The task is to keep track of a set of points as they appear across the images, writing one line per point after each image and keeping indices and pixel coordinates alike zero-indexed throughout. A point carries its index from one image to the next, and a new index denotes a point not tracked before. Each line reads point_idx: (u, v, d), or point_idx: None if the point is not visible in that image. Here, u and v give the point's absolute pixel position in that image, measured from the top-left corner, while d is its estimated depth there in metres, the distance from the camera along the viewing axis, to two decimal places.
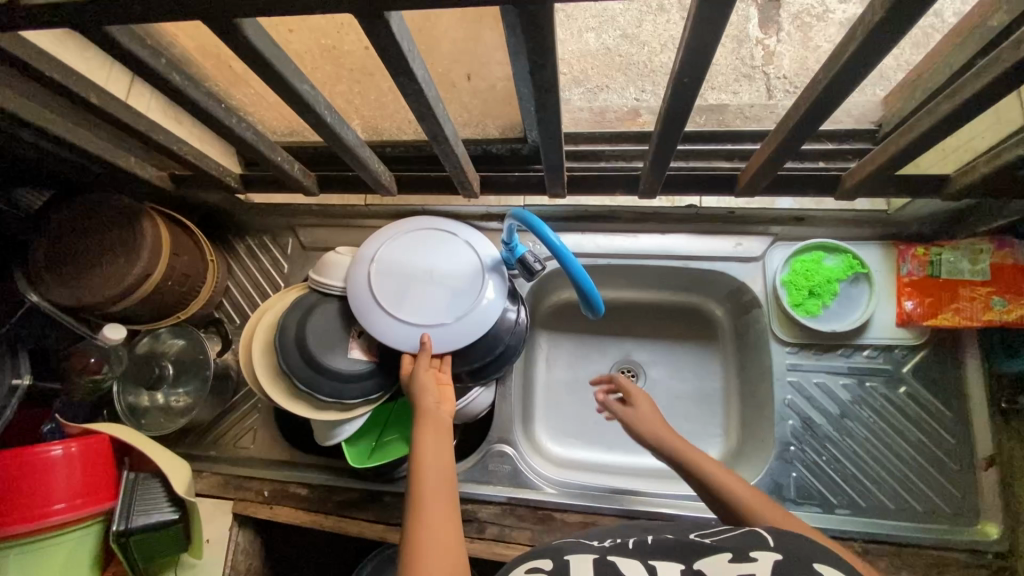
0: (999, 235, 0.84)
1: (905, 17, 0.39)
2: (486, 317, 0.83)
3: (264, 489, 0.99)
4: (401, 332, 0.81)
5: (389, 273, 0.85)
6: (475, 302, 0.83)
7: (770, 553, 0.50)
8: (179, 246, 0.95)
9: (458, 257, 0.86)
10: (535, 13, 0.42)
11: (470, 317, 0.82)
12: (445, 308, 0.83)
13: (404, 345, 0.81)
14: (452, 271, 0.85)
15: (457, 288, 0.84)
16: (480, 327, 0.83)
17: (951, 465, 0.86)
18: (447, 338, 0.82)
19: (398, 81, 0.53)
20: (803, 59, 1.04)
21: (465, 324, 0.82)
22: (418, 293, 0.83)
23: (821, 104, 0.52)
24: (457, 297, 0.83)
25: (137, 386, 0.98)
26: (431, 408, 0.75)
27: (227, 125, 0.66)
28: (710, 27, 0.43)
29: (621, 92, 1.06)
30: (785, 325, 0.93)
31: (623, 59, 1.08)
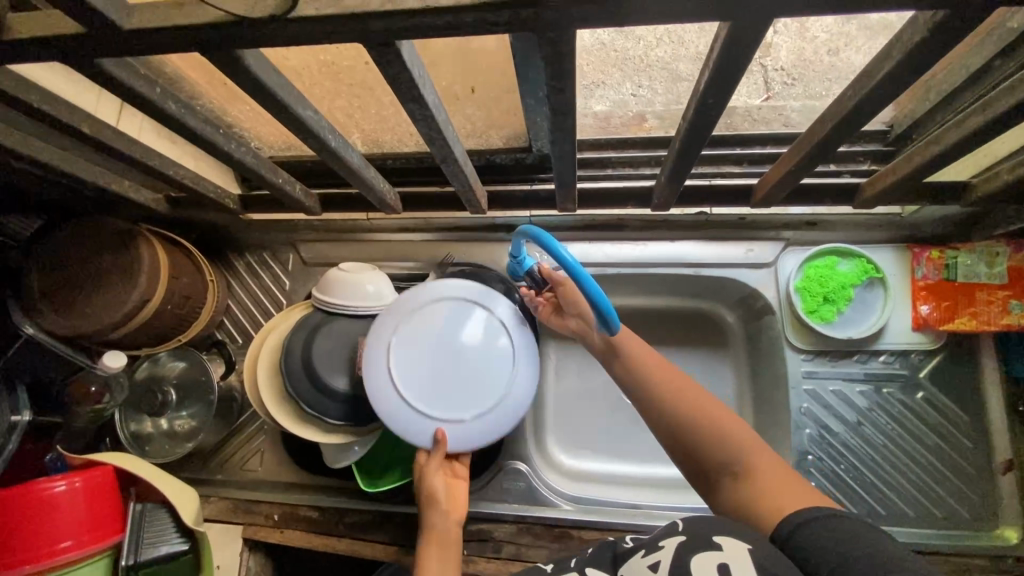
0: (1013, 237, 0.83)
1: (950, 38, 0.37)
2: (506, 419, 0.79)
3: (274, 512, 0.97)
4: (416, 426, 0.78)
5: (413, 345, 0.80)
6: (498, 402, 0.79)
7: (675, 538, 0.49)
8: (178, 268, 0.93)
9: (491, 342, 0.81)
10: (559, 40, 0.40)
11: (490, 417, 0.79)
12: (466, 405, 0.79)
13: (414, 436, 0.77)
14: (480, 359, 0.80)
15: (482, 382, 0.79)
16: (498, 429, 0.79)
17: (971, 470, 0.86)
18: (461, 437, 0.78)
19: (408, 107, 0.50)
20: (801, 49, 0.94)
21: (484, 425, 0.78)
22: (438, 377, 0.79)
23: (851, 119, 0.50)
24: (481, 392, 0.79)
25: (139, 413, 0.96)
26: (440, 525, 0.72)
27: (226, 151, 0.63)
28: (742, 50, 0.41)
29: (618, 87, 0.98)
30: (799, 332, 0.92)
31: (619, 54, 0.97)
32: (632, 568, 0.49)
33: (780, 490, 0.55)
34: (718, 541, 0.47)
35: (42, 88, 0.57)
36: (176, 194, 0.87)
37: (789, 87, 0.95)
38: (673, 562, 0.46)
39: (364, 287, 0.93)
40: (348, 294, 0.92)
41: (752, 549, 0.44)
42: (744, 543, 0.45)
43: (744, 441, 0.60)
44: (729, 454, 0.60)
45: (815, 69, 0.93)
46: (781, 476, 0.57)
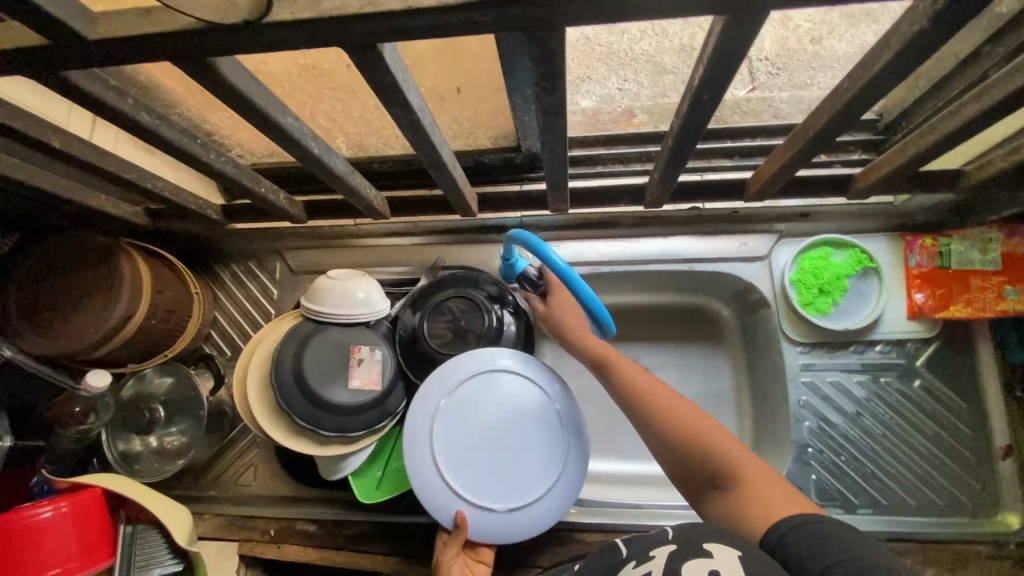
0: (1009, 223, 0.82)
1: (950, 27, 0.37)
2: (534, 521, 0.79)
3: (270, 527, 0.95)
4: (445, 504, 0.78)
5: (462, 416, 0.81)
6: (532, 501, 0.79)
7: (665, 547, 0.47)
8: (161, 282, 0.90)
9: (544, 437, 0.81)
10: (548, 39, 0.38)
11: (519, 516, 0.79)
12: (500, 495, 0.79)
13: (440, 511, 0.78)
14: (527, 451, 0.81)
15: (522, 476, 0.80)
16: (526, 530, 0.79)
17: (970, 457, 0.86)
18: (488, 528, 0.78)
19: (393, 113, 0.48)
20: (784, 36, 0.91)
21: (513, 520, 0.79)
22: (479, 458, 0.80)
23: (848, 110, 0.49)
24: (518, 486, 0.79)
25: (127, 432, 0.93)
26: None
27: (206, 162, 0.61)
28: (738, 45, 0.40)
29: (603, 83, 0.95)
30: (796, 325, 0.92)
31: (603, 48, 0.94)
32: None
33: (767, 497, 0.55)
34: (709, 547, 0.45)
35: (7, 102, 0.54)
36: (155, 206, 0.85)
37: (773, 76, 0.92)
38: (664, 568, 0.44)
39: (354, 294, 0.91)
40: (338, 303, 0.91)
41: (742, 557, 0.44)
42: (735, 550, 0.44)
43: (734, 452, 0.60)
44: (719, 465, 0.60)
45: (798, 56, 0.89)
46: (768, 485, 0.56)
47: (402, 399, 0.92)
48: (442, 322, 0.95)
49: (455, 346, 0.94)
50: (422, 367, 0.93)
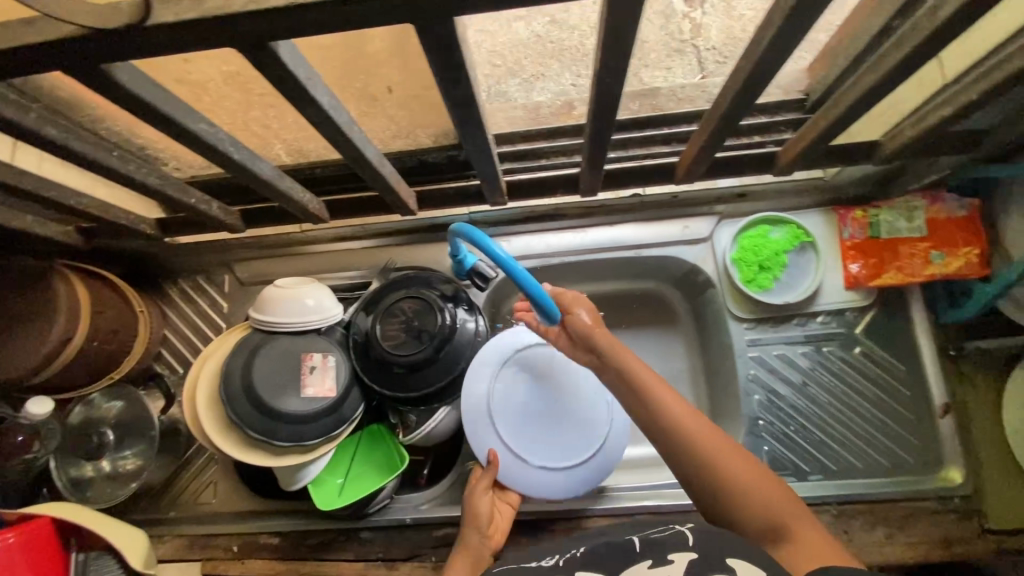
0: (932, 191, 0.86)
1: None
2: (554, 488, 0.90)
3: (233, 544, 0.94)
4: (484, 441, 0.90)
5: (517, 384, 0.93)
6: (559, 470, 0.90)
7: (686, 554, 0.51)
8: (103, 302, 0.88)
9: (587, 422, 0.92)
10: (438, 28, 0.39)
11: (542, 478, 0.89)
12: (533, 453, 0.90)
13: (480, 447, 0.89)
14: (569, 431, 0.91)
15: (555, 449, 0.91)
16: (542, 490, 0.89)
17: (910, 416, 0.89)
18: (512, 476, 0.89)
19: (304, 112, 0.48)
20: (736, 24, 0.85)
21: (535, 478, 0.89)
22: (524, 421, 0.91)
23: (751, 83, 0.51)
24: (552, 453, 0.91)
25: (77, 458, 0.90)
26: (476, 543, 0.79)
27: (127, 175, 0.60)
28: (628, 24, 0.40)
29: (557, 80, 0.91)
30: (739, 301, 0.94)
31: (557, 45, 0.89)
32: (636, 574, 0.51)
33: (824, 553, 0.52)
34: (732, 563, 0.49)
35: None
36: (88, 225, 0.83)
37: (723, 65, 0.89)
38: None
39: (303, 302, 0.90)
40: (285, 312, 0.90)
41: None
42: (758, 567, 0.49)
43: (782, 504, 0.56)
44: (769, 516, 0.55)
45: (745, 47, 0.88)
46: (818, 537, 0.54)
47: (359, 404, 0.91)
48: (394, 325, 0.92)
49: (410, 347, 0.91)
50: (376, 372, 0.91)
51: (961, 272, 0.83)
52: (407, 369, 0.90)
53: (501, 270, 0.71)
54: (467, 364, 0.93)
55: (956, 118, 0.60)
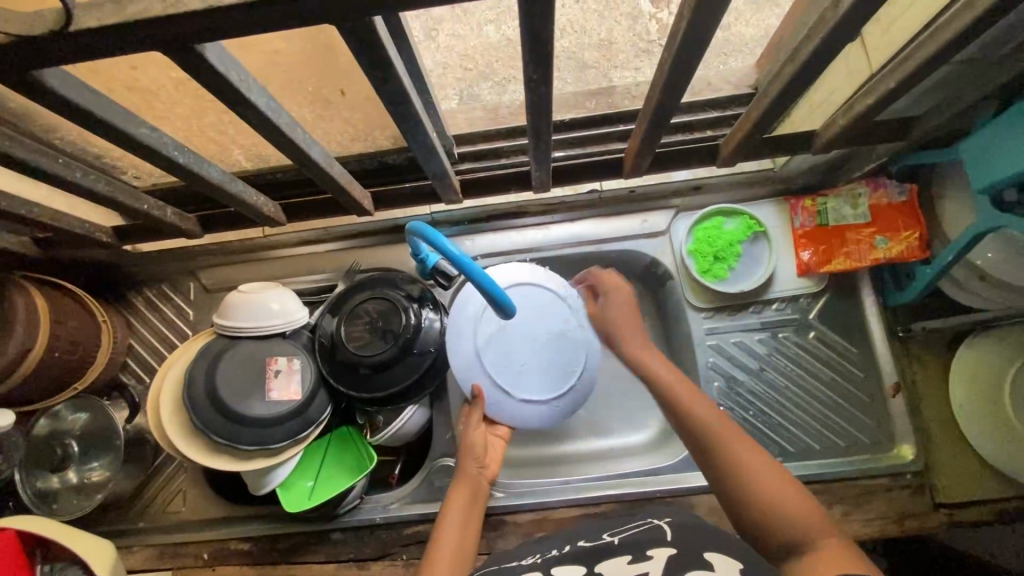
0: (874, 179, 0.89)
1: None
2: (542, 418, 0.85)
3: (203, 551, 0.93)
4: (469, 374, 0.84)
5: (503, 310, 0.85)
6: (548, 400, 0.84)
7: (663, 550, 0.67)
8: (63, 311, 0.87)
9: (575, 349, 0.85)
10: (358, 29, 0.40)
11: (530, 408, 0.84)
12: (521, 386, 0.84)
13: (465, 380, 0.84)
14: (557, 360, 0.84)
15: (545, 378, 0.84)
16: (530, 420, 0.85)
17: (863, 397, 0.91)
18: (499, 409, 0.84)
19: (241, 114, 0.49)
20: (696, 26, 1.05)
21: (523, 410, 0.84)
22: (512, 351, 0.84)
23: (676, 76, 0.53)
24: (541, 385, 0.84)
25: (42, 470, 0.90)
26: (473, 475, 0.80)
27: (73, 182, 0.60)
28: (544, 23, 0.42)
29: None
30: (697, 291, 0.97)
31: None
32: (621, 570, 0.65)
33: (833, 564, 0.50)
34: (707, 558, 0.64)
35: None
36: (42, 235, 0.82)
37: None
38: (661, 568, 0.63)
39: (268, 306, 0.91)
40: (248, 317, 0.90)
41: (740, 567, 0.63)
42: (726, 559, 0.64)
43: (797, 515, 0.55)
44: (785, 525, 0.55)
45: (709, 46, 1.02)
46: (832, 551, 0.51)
47: (326, 406, 0.91)
48: (360, 325, 0.93)
49: (375, 346, 0.92)
50: (341, 373, 0.92)
51: (903, 255, 0.86)
52: (373, 369, 0.91)
53: (465, 275, 0.71)
54: (432, 362, 0.94)
55: (882, 106, 0.62)
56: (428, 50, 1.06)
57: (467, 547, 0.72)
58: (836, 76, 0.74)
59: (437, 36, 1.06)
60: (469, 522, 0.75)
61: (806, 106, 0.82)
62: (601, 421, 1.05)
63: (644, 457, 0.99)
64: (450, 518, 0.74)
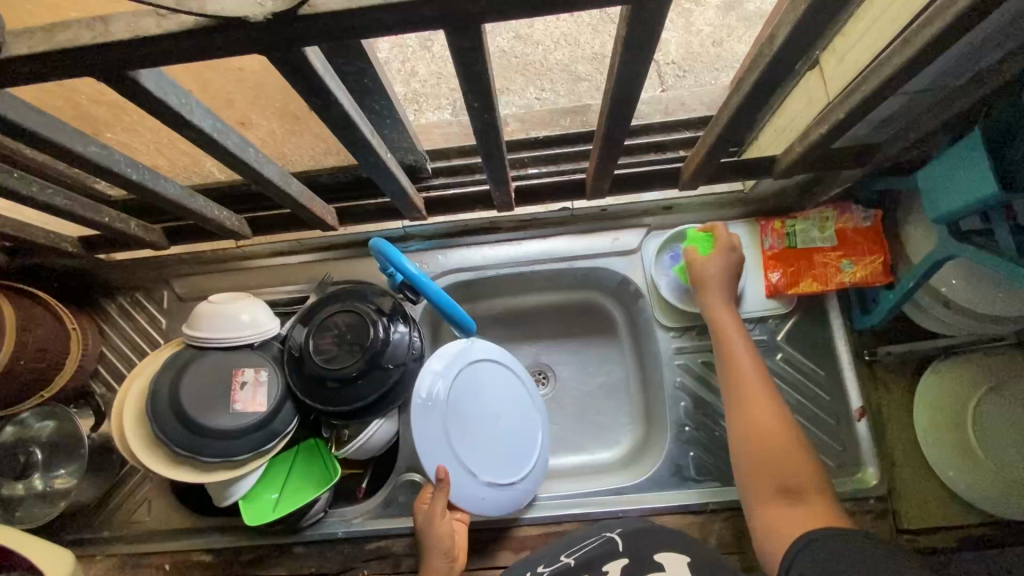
0: (841, 203, 0.89)
1: (649, 17, 0.40)
2: (500, 503, 0.86)
3: (165, 561, 0.93)
4: (434, 457, 0.80)
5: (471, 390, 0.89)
6: (507, 484, 0.87)
7: (618, 562, 0.72)
8: (31, 320, 0.88)
9: (527, 438, 0.92)
10: (288, 59, 0.41)
11: (492, 491, 0.85)
12: (484, 466, 0.85)
13: (430, 464, 0.80)
14: (515, 441, 0.90)
15: (505, 463, 0.88)
16: (490, 503, 0.85)
17: (830, 421, 0.91)
18: (463, 492, 0.82)
19: (186, 135, 0.50)
20: (688, 43, 1.07)
21: (487, 492, 0.85)
22: (479, 431, 0.87)
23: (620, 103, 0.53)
24: (501, 467, 0.87)
25: (5, 478, 0.90)
26: (442, 570, 0.80)
27: (32, 197, 0.61)
28: (473, 53, 0.42)
29: (522, 93, 1.08)
30: (666, 310, 0.97)
31: (521, 60, 1.10)
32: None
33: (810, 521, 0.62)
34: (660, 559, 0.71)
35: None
36: (9, 244, 0.82)
37: (681, 78, 1.05)
38: None
39: (238, 317, 0.91)
40: (215, 328, 0.91)
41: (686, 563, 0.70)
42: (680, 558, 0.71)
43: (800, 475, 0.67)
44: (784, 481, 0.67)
45: (702, 60, 1.05)
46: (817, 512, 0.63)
47: (292, 419, 0.91)
48: (328, 339, 0.93)
49: (342, 360, 0.91)
50: (308, 386, 0.92)
51: (867, 279, 0.86)
52: (339, 383, 0.91)
53: (429, 302, 0.75)
54: (399, 376, 0.94)
55: (834, 135, 0.63)
56: (422, 60, 1.08)
57: None
58: (797, 103, 0.75)
59: (432, 47, 1.08)
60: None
61: (771, 131, 0.83)
62: (573, 437, 1.05)
63: (614, 474, 0.98)
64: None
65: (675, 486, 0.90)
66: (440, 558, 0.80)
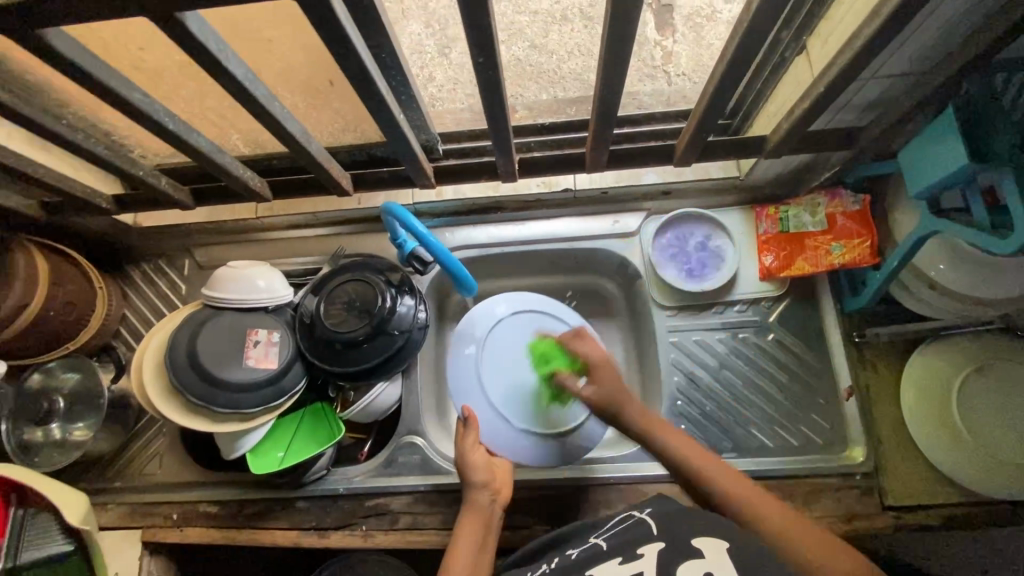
0: (831, 189, 0.93)
1: None
2: (541, 453, 0.89)
3: (173, 512, 0.97)
4: (464, 394, 0.90)
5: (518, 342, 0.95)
6: (551, 436, 0.90)
7: (653, 546, 0.63)
8: (61, 275, 0.94)
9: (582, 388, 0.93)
10: (315, 4, 0.47)
11: (529, 439, 0.89)
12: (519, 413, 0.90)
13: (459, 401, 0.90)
14: (570, 395, 0.91)
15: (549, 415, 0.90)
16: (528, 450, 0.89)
17: (819, 399, 0.94)
18: (493, 432, 0.88)
19: (221, 82, 0.56)
20: (698, 56, 1.13)
21: (522, 439, 0.89)
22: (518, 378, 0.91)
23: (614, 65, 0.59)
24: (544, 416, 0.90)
25: (29, 423, 0.95)
26: (483, 502, 0.79)
27: (75, 142, 0.67)
28: (478, 8, 0.48)
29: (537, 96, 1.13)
30: (663, 291, 1.01)
31: (535, 68, 1.16)
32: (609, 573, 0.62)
33: None
34: (697, 546, 0.61)
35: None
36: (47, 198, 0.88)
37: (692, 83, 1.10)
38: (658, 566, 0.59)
39: (254, 282, 0.97)
40: (232, 289, 0.96)
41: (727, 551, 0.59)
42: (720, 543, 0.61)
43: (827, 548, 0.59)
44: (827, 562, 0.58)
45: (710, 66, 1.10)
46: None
47: (301, 378, 0.96)
48: (338, 304, 0.98)
49: (351, 325, 0.96)
50: (317, 348, 0.96)
51: (856, 260, 0.89)
52: (347, 345, 0.95)
53: (437, 261, 0.78)
54: (404, 342, 0.99)
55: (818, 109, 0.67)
56: (440, 67, 1.15)
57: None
58: (787, 87, 0.79)
59: (449, 54, 1.16)
60: (483, 550, 0.74)
61: (764, 117, 0.88)
62: None
63: (608, 448, 1.01)
64: (461, 542, 0.73)
65: None
66: (477, 490, 0.79)
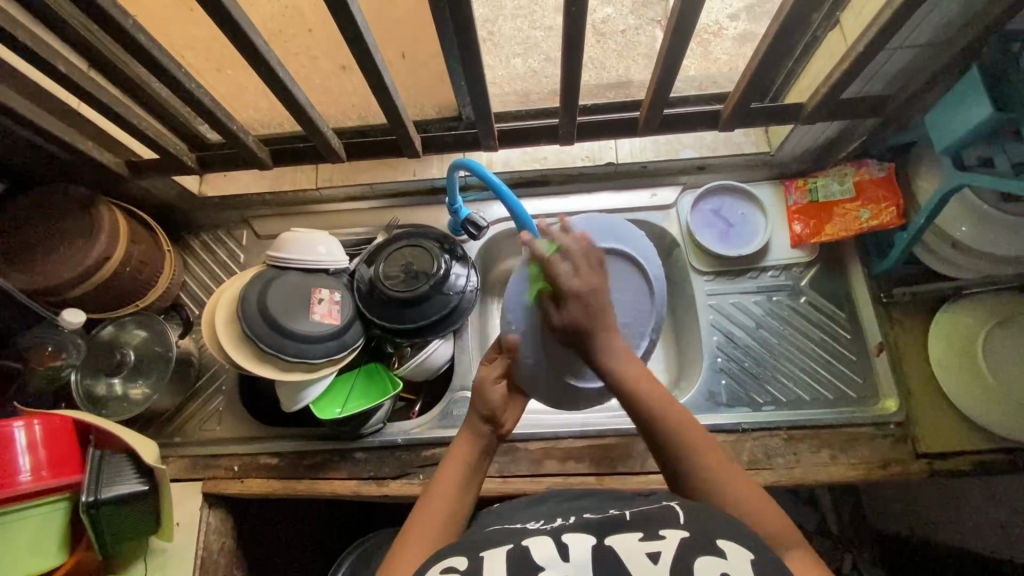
0: (859, 160, 1.01)
1: None
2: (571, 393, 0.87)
3: (234, 464, 1.00)
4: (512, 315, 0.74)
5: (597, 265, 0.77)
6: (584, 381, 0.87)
7: (677, 532, 0.55)
8: (136, 235, 0.98)
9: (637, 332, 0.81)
10: None
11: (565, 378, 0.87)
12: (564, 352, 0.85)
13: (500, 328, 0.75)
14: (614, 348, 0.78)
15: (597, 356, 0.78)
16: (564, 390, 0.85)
17: (852, 356, 1.00)
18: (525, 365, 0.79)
19: None
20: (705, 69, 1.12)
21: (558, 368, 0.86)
22: None
23: (688, 12, 0.67)
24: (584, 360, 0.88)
25: (98, 372, 0.98)
26: (483, 433, 0.72)
27: (188, 88, 0.74)
28: None
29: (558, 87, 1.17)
30: (701, 257, 1.08)
31: (550, 78, 1.16)
32: (629, 546, 0.54)
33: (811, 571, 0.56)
34: (722, 544, 0.53)
35: (16, 22, 0.67)
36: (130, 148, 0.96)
37: None
38: (676, 559, 0.52)
39: (315, 248, 1.02)
40: (297, 248, 1.01)
41: (753, 560, 0.52)
42: (746, 550, 0.53)
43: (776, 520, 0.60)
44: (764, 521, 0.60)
45: None
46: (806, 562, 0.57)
47: (360, 335, 1.01)
48: (395, 267, 1.03)
49: (408, 285, 1.01)
50: (377, 307, 1.01)
51: (884, 223, 0.96)
52: (405, 303, 1.00)
53: (511, 212, 0.90)
54: (458, 303, 1.03)
55: (853, 69, 0.77)
56: None
57: (458, 518, 0.66)
58: (818, 62, 0.89)
59: None
60: (469, 483, 0.69)
61: (794, 92, 0.97)
62: None
63: None
64: (444, 480, 0.68)
65: (709, 410, 0.98)
66: (480, 417, 0.73)
